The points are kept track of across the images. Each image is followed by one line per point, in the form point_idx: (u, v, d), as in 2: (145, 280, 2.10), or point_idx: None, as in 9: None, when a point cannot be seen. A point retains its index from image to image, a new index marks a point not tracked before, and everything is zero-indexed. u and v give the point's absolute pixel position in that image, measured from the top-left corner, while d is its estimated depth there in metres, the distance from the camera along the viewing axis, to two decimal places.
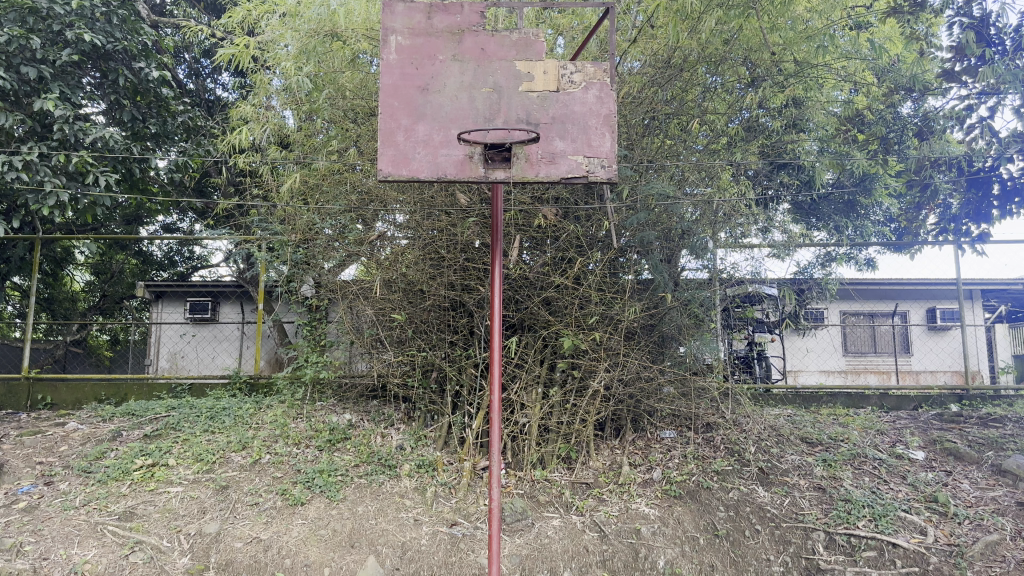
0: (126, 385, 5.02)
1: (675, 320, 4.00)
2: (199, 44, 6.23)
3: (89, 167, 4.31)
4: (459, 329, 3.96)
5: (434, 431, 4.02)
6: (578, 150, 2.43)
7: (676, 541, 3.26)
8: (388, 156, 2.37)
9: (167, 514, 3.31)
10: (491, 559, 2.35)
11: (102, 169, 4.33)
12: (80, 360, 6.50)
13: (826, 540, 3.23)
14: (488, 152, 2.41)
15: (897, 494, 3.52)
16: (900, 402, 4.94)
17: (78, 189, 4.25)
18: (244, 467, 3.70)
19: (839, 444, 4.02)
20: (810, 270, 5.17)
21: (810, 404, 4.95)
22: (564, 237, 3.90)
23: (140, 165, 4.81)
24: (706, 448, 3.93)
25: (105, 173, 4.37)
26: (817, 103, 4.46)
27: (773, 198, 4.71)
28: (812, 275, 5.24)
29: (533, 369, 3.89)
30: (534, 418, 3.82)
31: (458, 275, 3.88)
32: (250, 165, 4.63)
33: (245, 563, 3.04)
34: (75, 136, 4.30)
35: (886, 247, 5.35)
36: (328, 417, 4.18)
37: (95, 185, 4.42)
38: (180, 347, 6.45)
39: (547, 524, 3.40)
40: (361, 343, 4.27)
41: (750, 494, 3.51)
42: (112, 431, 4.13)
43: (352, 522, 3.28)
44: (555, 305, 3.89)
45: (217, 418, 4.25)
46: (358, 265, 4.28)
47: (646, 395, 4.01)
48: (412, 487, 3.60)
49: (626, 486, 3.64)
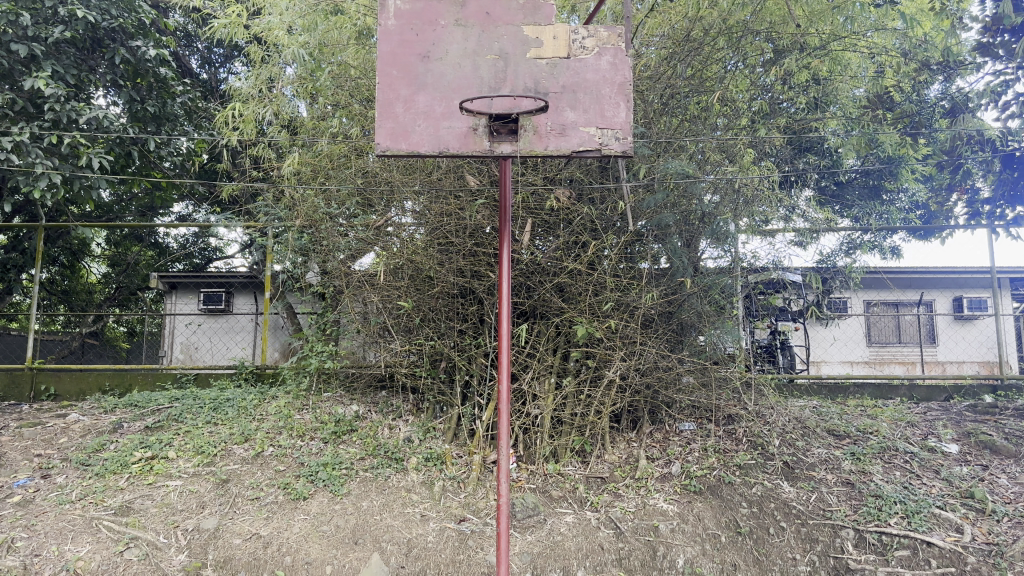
0: (132, 375, 4.91)
1: (695, 307, 3.80)
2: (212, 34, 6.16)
3: (83, 148, 4.16)
4: (468, 316, 3.81)
5: (443, 423, 3.87)
6: (590, 121, 2.25)
7: (696, 540, 3.09)
8: (386, 129, 2.22)
9: (164, 509, 3.19)
10: (500, 560, 2.22)
11: (97, 150, 4.17)
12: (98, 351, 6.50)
13: (855, 538, 3.05)
14: (494, 124, 2.24)
15: (930, 490, 3.32)
16: (930, 393, 4.72)
17: (72, 172, 4.09)
18: (246, 460, 3.57)
19: (868, 436, 3.82)
20: (834, 258, 4.94)
21: (836, 396, 4.76)
22: (578, 221, 3.72)
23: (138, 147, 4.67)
24: (728, 441, 3.75)
25: (100, 154, 4.21)
26: (842, 83, 4.23)
27: (797, 180, 4.48)
28: (836, 264, 5.01)
29: (545, 358, 3.73)
30: (546, 409, 3.66)
31: (467, 260, 3.73)
32: (254, 149, 4.50)
33: (244, 561, 2.91)
34: (69, 117, 4.15)
35: (913, 234, 5.14)
36: (334, 409, 4.04)
37: (90, 168, 4.27)
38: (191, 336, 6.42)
39: (559, 520, 3.24)
40: (367, 332, 4.10)
41: (775, 490, 3.33)
42: (112, 423, 4.02)
43: (356, 518, 3.14)
44: (568, 291, 3.72)
45: (220, 409, 4.13)
46: (373, 255, 4.05)
47: (664, 385, 3.82)
48: (419, 481, 3.46)
49: (643, 481, 3.48)
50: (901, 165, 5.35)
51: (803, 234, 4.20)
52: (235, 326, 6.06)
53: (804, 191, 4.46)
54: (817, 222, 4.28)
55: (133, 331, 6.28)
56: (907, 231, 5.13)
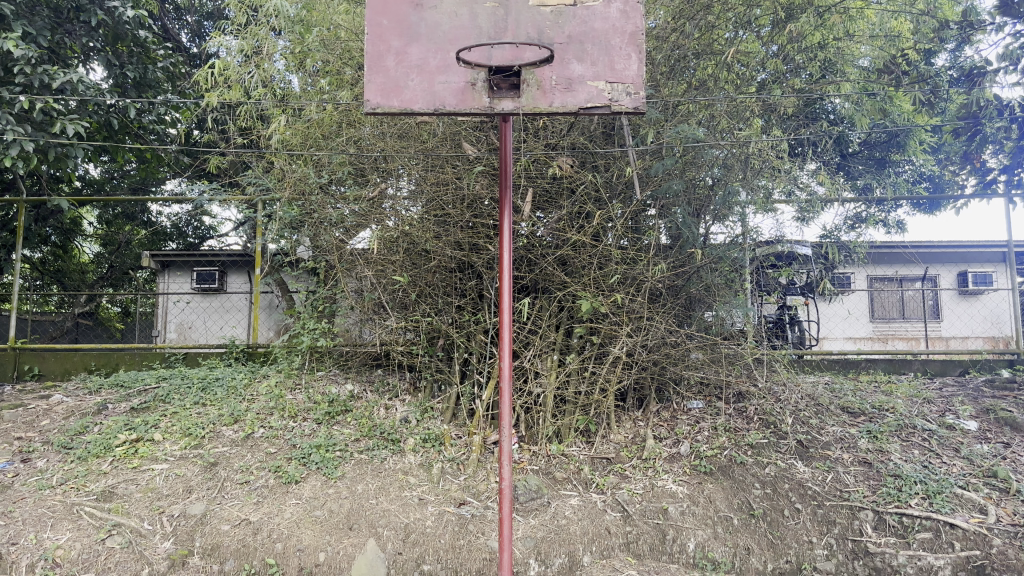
0: (118, 354, 4.75)
1: (704, 280, 3.64)
2: (203, 6, 6.00)
3: (57, 114, 3.93)
4: (466, 292, 3.64)
5: (441, 403, 3.71)
6: (598, 75, 2.07)
7: (707, 522, 2.95)
8: (376, 84, 2.05)
9: (149, 493, 3.04)
10: (503, 547, 2.17)
11: (72, 116, 3.96)
12: (90, 332, 6.35)
13: (874, 521, 2.91)
14: (494, 78, 2.06)
15: (951, 469, 3.18)
16: (945, 367, 4.58)
17: (45, 140, 3.87)
18: (236, 442, 3.41)
19: (884, 414, 3.68)
20: (840, 232, 4.77)
21: (848, 371, 4.60)
22: (582, 190, 3.54)
23: (116, 114, 4.45)
24: (738, 420, 3.59)
25: (74, 121, 3.99)
26: (851, 48, 4.02)
27: (801, 152, 4.28)
28: (841, 239, 4.83)
29: (547, 335, 3.57)
30: (548, 388, 3.51)
31: (465, 233, 3.55)
32: (241, 118, 4.31)
33: (232, 548, 2.76)
34: (41, 81, 3.92)
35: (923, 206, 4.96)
36: (327, 388, 3.88)
37: (64, 135, 4.05)
38: (183, 315, 6.26)
39: (564, 503, 3.09)
40: (360, 308, 3.92)
41: (789, 470, 3.19)
42: (97, 403, 3.86)
43: (351, 502, 2.98)
44: (572, 264, 3.55)
45: (209, 389, 3.97)
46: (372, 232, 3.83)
47: (672, 361, 3.67)
48: (417, 463, 3.31)
49: (651, 461, 3.33)
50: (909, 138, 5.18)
51: (806, 209, 4.09)
52: (227, 305, 5.86)
53: (810, 163, 4.26)
54: (820, 197, 4.15)
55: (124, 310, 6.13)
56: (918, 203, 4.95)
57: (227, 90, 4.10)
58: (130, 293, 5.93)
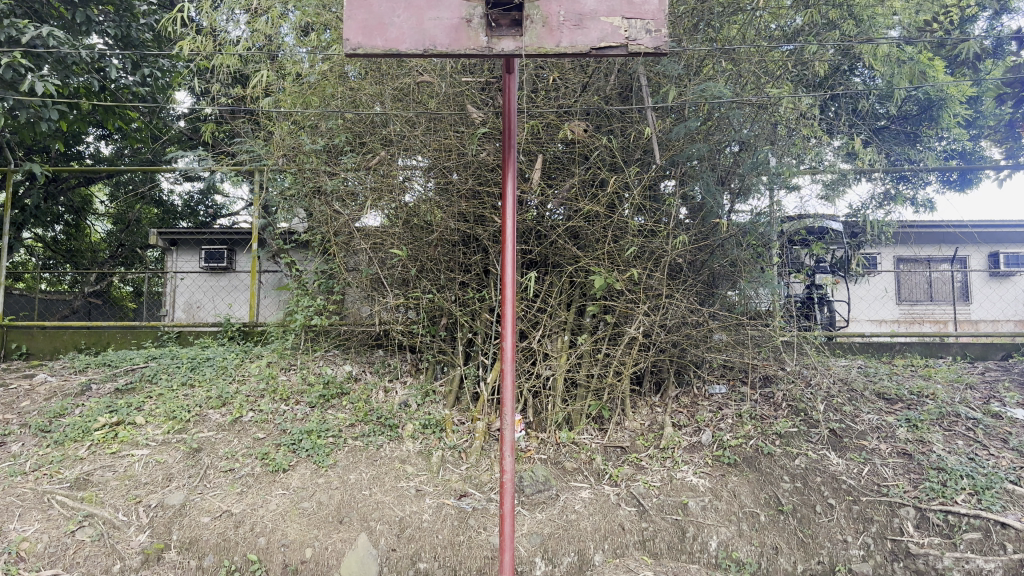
0: (109, 332, 4.55)
1: (730, 255, 3.36)
2: None
3: (27, 72, 3.67)
4: (471, 267, 3.38)
5: (444, 385, 3.47)
6: (614, 10, 1.79)
7: (731, 519, 2.68)
8: (357, 20, 1.77)
9: (127, 481, 2.81)
10: (505, 546, 2.05)
11: (43, 74, 3.70)
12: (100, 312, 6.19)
13: (916, 519, 2.63)
14: (493, 13, 1.79)
15: (1000, 461, 2.88)
16: (986, 350, 4.28)
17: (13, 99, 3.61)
18: (223, 426, 3.18)
19: (924, 401, 3.39)
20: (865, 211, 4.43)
21: (882, 354, 4.31)
22: (595, 156, 3.25)
23: (97, 75, 4.19)
24: (765, 406, 3.33)
25: (46, 79, 3.73)
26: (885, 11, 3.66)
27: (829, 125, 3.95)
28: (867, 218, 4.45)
29: (557, 314, 3.31)
30: (558, 370, 3.24)
31: (470, 203, 3.29)
32: (231, 82, 4.05)
33: (212, 543, 2.53)
34: (10, 37, 3.66)
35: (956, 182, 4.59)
36: (323, 369, 3.64)
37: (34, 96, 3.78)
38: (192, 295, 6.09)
39: (574, 496, 2.84)
40: (359, 285, 3.66)
41: (821, 462, 2.92)
42: (81, 384, 3.64)
43: (341, 493, 2.74)
44: (584, 237, 3.28)
45: (199, 369, 3.75)
46: (384, 213, 3.51)
47: (693, 343, 3.41)
48: (415, 451, 3.06)
49: (669, 451, 3.07)
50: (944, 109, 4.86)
51: (830, 188, 3.75)
52: (234, 284, 5.59)
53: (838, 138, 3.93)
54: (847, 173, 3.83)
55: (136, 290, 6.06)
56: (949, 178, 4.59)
57: (207, 44, 3.81)
58: (139, 272, 5.76)
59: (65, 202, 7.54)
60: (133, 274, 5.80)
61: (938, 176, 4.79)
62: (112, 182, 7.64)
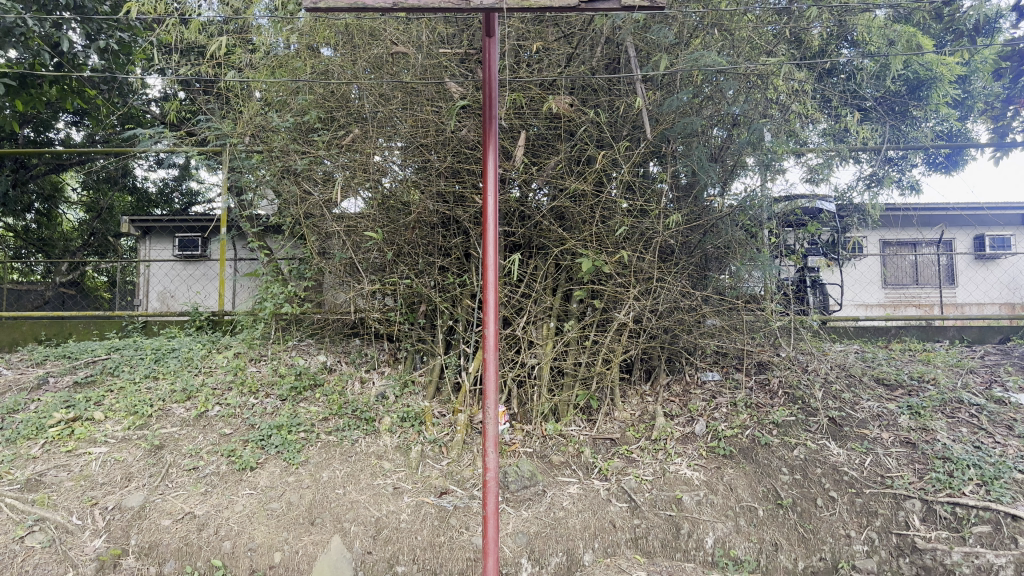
0: (70, 322, 4.33)
1: (724, 236, 3.21)
2: None
3: None
4: (451, 251, 3.20)
5: (424, 375, 3.30)
6: None
7: (728, 514, 2.53)
8: None
9: (82, 482, 2.61)
10: (488, 547, 1.94)
11: None
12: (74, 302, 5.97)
13: (922, 511, 2.49)
14: None
15: (1007, 449, 2.74)
16: (984, 334, 4.16)
17: None
18: (186, 422, 2.98)
19: (925, 387, 3.27)
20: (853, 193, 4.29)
21: (878, 339, 4.20)
22: (582, 131, 3.06)
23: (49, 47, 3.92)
24: (760, 394, 3.18)
25: None
26: None
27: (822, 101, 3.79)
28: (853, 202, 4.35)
29: (543, 299, 3.15)
30: (544, 358, 3.07)
31: (449, 182, 3.10)
32: (195, 54, 3.81)
33: (173, 547, 2.34)
34: None
35: (941, 161, 4.47)
36: (295, 360, 3.45)
37: None
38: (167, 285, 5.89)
39: (562, 492, 2.68)
40: (333, 270, 3.47)
41: (821, 452, 2.78)
42: (37, 377, 3.42)
43: (313, 493, 2.56)
44: (570, 218, 3.10)
45: (163, 361, 3.54)
46: (363, 195, 3.31)
47: (686, 329, 3.25)
48: (393, 446, 2.89)
49: (661, 443, 2.91)
50: (932, 88, 4.68)
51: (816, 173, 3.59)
52: (207, 272, 5.40)
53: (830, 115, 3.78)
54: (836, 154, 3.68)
55: (110, 280, 5.94)
56: (933, 158, 4.47)
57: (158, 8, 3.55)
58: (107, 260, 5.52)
59: (37, 189, 7.26)
60: (104, 263, 5.56)
61: (924, 156, 4.67)
62: (85, 168, 7.38)
